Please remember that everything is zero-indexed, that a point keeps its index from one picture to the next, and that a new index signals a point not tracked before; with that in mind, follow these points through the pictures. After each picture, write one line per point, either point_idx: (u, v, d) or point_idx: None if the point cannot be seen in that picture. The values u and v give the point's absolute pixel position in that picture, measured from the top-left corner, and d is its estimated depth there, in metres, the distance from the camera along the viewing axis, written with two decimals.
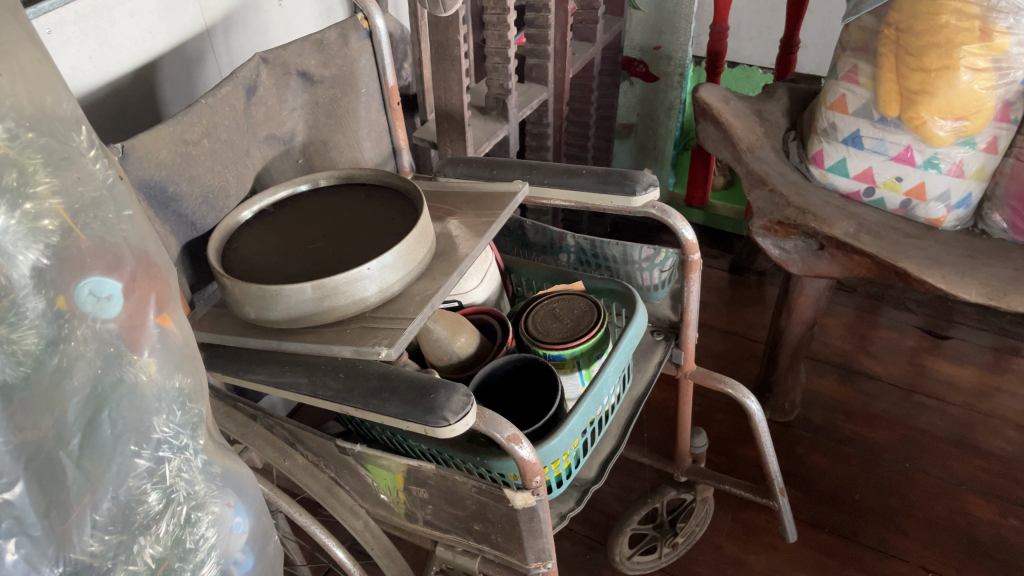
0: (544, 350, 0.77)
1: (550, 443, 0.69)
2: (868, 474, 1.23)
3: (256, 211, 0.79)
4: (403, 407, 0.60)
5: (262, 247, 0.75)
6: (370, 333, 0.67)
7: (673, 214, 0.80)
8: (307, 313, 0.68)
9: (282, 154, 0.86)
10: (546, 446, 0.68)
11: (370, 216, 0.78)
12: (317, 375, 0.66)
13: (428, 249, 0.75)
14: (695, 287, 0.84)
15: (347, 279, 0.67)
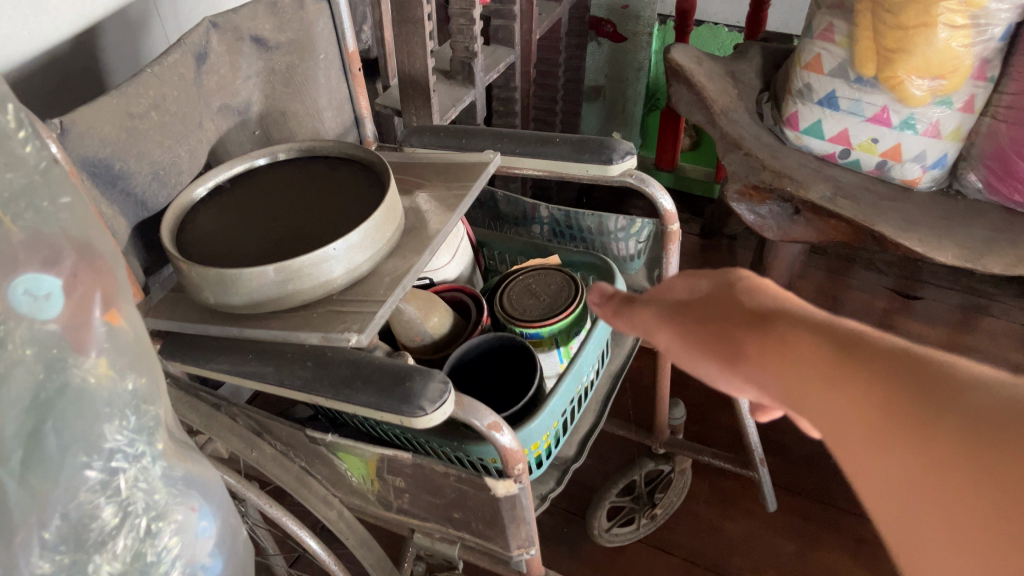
0: (520, 328, 0.74)
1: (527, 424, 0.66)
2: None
3: (211, 188, 0.74)
4: (376, 397, 0.57)
5: (219, 228, 0.71)
6: (338, 318, 0.64)
7: (652, 182, 0.77)
8: (270, 297, 0.64)
9: (237, 125, 0.81)
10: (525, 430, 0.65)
11: (332, 192, 0.74)
12: (283, 363, 0.62)
13: (396, 227, 0.72)
14: (674, 257, 0.81)
15: (312, 261, 0.64)
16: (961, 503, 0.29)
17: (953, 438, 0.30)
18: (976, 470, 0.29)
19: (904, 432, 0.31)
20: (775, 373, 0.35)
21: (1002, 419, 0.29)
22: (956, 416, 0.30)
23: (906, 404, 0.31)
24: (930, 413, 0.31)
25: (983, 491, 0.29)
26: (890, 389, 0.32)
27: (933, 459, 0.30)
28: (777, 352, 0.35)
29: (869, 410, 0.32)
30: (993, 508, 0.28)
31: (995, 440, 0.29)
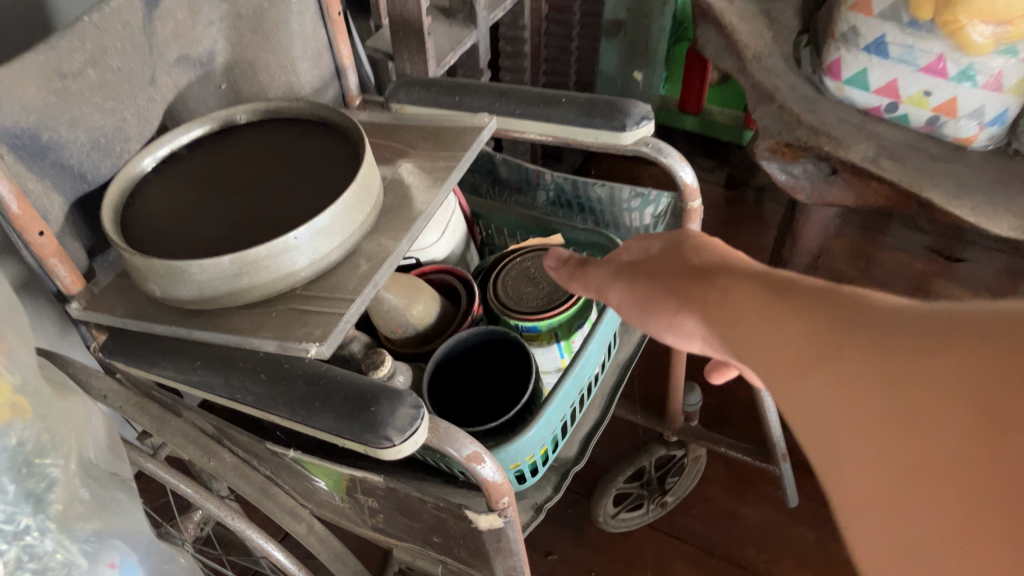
0: (516, 321, 0.66)
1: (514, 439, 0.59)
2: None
3: (159, 158, 0.65)
4: (337, 422, 0.48)
5: (170, 207, 0.62)
6: (300, 319, 0.55)
7: (669, 152, 0.67)
8: (222, 292, 0.56)
9: (198, 80, 0.71)
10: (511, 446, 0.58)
11: (299, 163, 0.65)
12: (233, 372, 0.53)
13: (373, 206, 0.62)
14: None
15: (269, 252, 0.55)
16: (862, 402, 0.32)
17: (857, 344, 0.33)
18: (874, 371, 0.31)
19: (820, 346, 0.34)
20: (723, 313, 0.41)
21: (898, 326, 0.32)
22: (860, 328, 0.33)
23: (821, 321, 0.35)
24: (840, 329, 0.34)
25: (880, 389, 0.31)
26: (807, 314, 0.36)
27: (842, 366, 0.33)
28: (726, 295, 0.42)
29: (797, 333, 0.36)
30: (888, 400, 0.31)
31: (893, 345, 0.31)
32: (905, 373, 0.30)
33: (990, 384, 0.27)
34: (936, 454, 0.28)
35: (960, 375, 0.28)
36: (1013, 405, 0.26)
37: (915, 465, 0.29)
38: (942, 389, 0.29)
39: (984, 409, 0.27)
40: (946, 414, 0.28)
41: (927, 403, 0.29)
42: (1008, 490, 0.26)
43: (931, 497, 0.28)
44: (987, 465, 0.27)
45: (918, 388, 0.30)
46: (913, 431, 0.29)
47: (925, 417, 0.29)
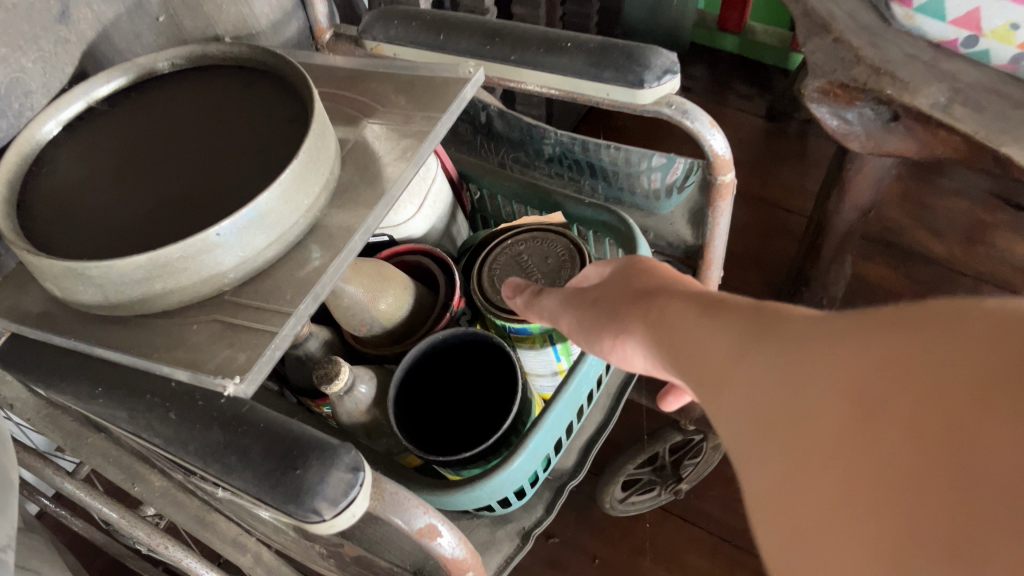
0: (502, 321, 0.55)
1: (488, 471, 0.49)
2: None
3: (65, 121, 0.54)
4: (254, 484, 0.38)
5: (79, 181, 0.51)
6: (226, 335, 0.45)
7: (697, 116, 0.54)
8: (132, 297, 0.45)
9: (128, 13, 0.59)
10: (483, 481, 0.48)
11: (236, 127, 0.53)
12: (141, 405, 0.43)
13: (326, 184, 0.51)
14: (723, 217, 0.60)
15: (184, 252, 0.44)
16: (757, 408, 0.28)
17: (756, 351, 0.30)
18: (768, 381, 0.28)
19: (724, 360, 0.31)
20: (648, 325, 0.38)
21: (796, 331, 0.29)
22: (763, 333, 0.30)
23: (729, 330, 0.32)
24: (744, 335, 0.31)
25: (771, 391, 0.28)
26: (724, 322, 0.33)
27: (743, 372, 0.30)
28: (655, 309, 0.39)
29: (713, 343, 0.33)
30: (779, 405, 0.27)
31: (787, 345, 0.29)
32: (791, 374, 0.27)
33: (867, 374, 0.25)
34: (812, 451, 0.25)
35: (838, 372, 0.26)
36: (887, 395, 0.24)
37: (819, 454, 0.25)
38: (825, 383, 0.26)
39: (860, 400, 0.24)
40: (827, 411, 0.25)
41: (810, 407, 0.26)
42: (879, 484, 0.23)
43: (805, 499, 0.25)
44: (858, 462, 0.23)
45: (807, 388, 0.26)
46: (794, 431, 0.26)
47: (808, 415, 0.26)
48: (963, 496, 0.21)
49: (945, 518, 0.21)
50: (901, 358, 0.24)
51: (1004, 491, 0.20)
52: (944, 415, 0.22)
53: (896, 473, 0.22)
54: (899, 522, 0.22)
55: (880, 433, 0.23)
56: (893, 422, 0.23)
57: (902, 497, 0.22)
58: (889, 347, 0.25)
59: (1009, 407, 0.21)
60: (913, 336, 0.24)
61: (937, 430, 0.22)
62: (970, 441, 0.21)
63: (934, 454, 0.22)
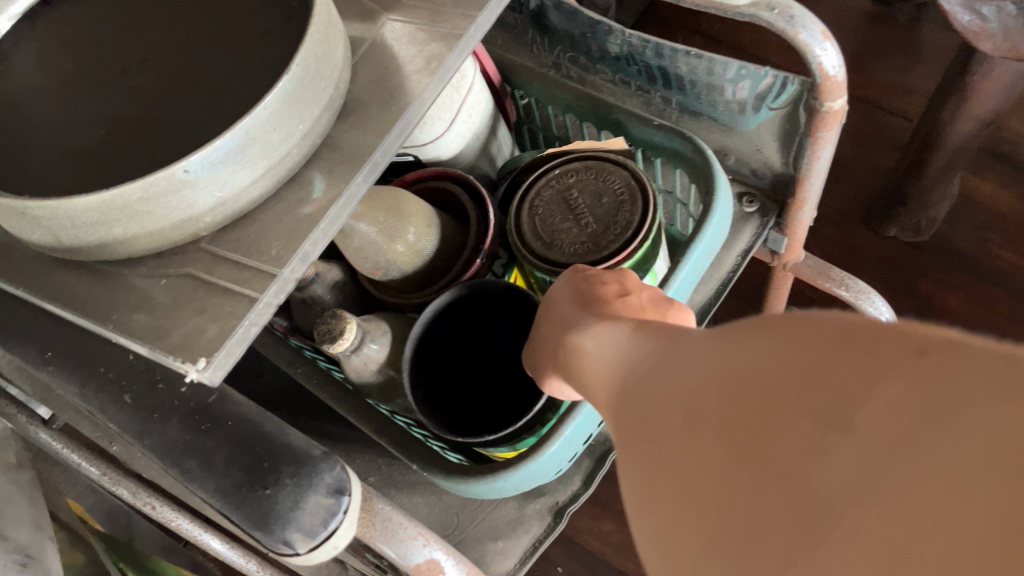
0: (543, 272, 0.46)
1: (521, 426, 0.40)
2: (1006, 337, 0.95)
3: (17, 14, 0.45)
4: (216, 495, 0.32)
5: (33, 90, 0.42)
6: (197, 296, 0.36)
7: (806, 24, 0.42)
8: (87, 242, 0.37)
9: None
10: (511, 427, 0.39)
11: (221, 23, 0.43)
12: (96, 378, 0.36)
13: (332, 101, 0.40)
14: (826, 147, 0.48)
15: (143, 192, 0.35)
16: (619, 417, 0.27)
17: (632, 355, 0.29)
18: (633, 391, 0.27)
19: (610, 367, 0.30)
20: (548, 348, 0.37)
21: (665, 340, 0.28)
22: (637, 339, 0.29)
23: (619, 332, 0.31)
24: (626, 341, 0.30)
25: (630, 399, 0.27)
26: (615, 325, 0.32)
27: (617, 380, 0.29)
28: (566, 305, 0.37)
29: (606, 349, 0.31)
30: (636, 421, 0.26)
31: (653, 353, 0.27)
32: (646, 384, 0.26)
33: (692, 382, 0.23)
34: (650, 461, 0.24)
35: (677, 377, 0.24)
36: (703, 398, 0.22)
37: (657, 474, 0.23)
38: (665, 392, 0.24)
39: (685, 406, 0.23)
40: (661, 417, 0.24)
41: (655, 420, 0.24)
42: (703, 498, 0.21)
43: (648, 510, 0.23)
44: (688, 472, 0.21)
45: (655, 401, 0.25)
46: (643, 444, 0.24)
47: (650, 423, 0.24)
48: (759, 492, 0.19)
49: (751, 518, 0.19)
50: (720, 360, 0.23)
51: (787, 481, 0.18)
52: (743, 411, 0.20)
53: (707, 474, 0.21)
54: (711, 526, 0.20)
55: (696, 439, 0.22)
56: (707, 422, 0.21)
57: (717, 509, 0.20)
58: (716, 351, 0.23)
59: (788, 400, 0.19)
60: (732, 343, 0.23)
61: (739, 427, 0.20)
62: (761, 435, 0.19)
63: (736, 452, 0.20)
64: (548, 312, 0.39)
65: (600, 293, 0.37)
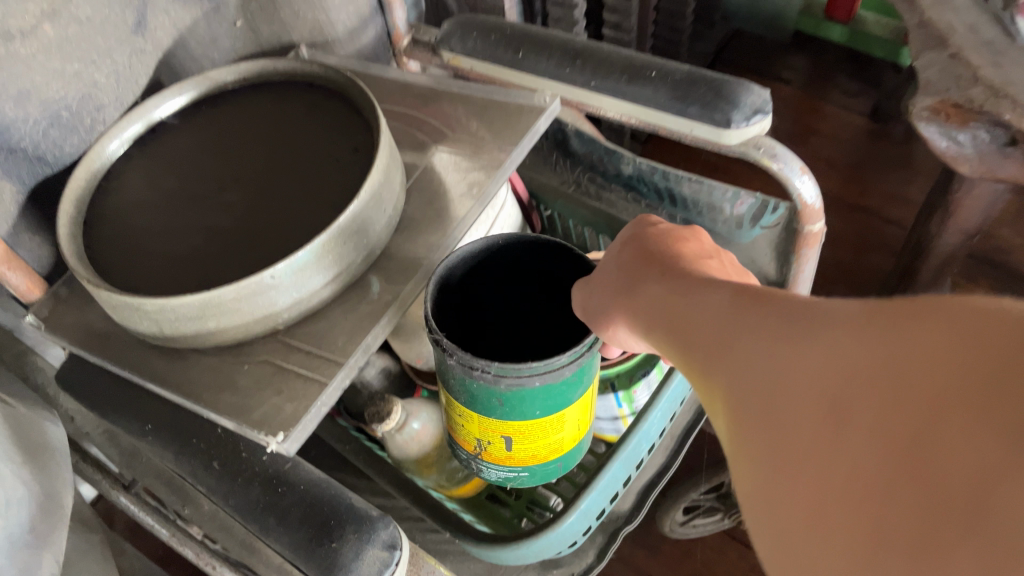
0: None
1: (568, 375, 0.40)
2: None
3: (130, 138, 0.53)
4: (288, 548, 0.38)
5: (139, 204, 0.51)
6: (274, 380, 0.44)
7: (788, 161, 0.50)
8: (185, 332, 0.45)
9: (207, 16, 0.59)
10: (564, 367, 0.39)
11: (300, 153, 0.52)
12: (186, 448, 0.43)
13: (389, 218, 0.49)
14: (808, 264, 0.56)
15: (237, 293, 0.43)
16: (747, 396, 0.28)
17: (747, 327, 0.29)
18: (759, 368, 0.28)
19: (720, 340, 0.31)
20: (632, 299, 0.38)
21: (779, 318, 0.28)
22: (746, 319, 0.30)
23: (727, 301, 0.32)
24: (732, 319, 0.31)
25: (759, 380, 0.27)
26: (714, 298, 0.33)
27: (729, 366, 0.29)
28: (660, 269, 0.38)
29: (712, 319, 0.32)
30: (767, 400, 0.27)
31: (772, 335, 0.28)
32: (779, 367, 0.27)
33: (846, 379, 0.24)
34: (796, 457, 0.24)
35: (820, 364, 0.25)
36: (863, 400, 0.23)
37: (807, 463, 0.24)
38: (806, 382, 0.25)
39: (838, 405, 0.24)
40: (806, 412, 0.25)
41: (800, 407, 0.25)
42: (864, 503, 0.22)
43: (788, 504, 0.24)
44: (845, 472, 0.23)
45: (794, 384, 0.26)
46: (783, 429, 0.25)
47: (790, 415, 0.25)
48: (936, 508, 0.20)
49: (922, 528, 0.20)
50: (876, 362, 0.23)
51: (973, 501, 0.19)
52: (915, 422, 0.21)
53: (872, 481, 0.22)
54: (875, 532, 0.21)
55: (858, 442, 0.23)
56: (870, 427, 0.22)
57: (879, 511, 0.21)
58: (867, 346, 0.24)
59: (972, 418, 0.20)
60: (887, 343, 0.23)
61: (910, 438, 0.21)
62: (938, 454, 0.20)
63: (906, 463, 0.21)
64: (624, 266, 0.40)
65: (680, 253, 0.39)
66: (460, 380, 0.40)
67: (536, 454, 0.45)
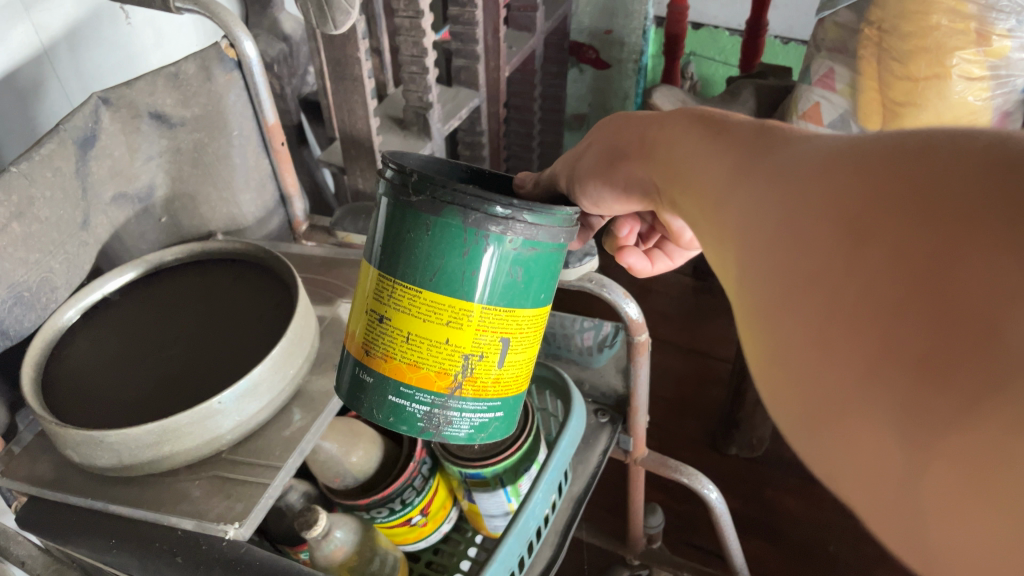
0: (460, 467, 0.65)
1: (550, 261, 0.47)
2: (828, 526, 1.22)
3: (84, 307, 0.63)
4: None
5: (88, 364, 0.59)
6: (223, 488, 0.53)
7: (613, 289, 0.65)
8: (142, 461, 0.53)
9: (137, 214, 0.72)
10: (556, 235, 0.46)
11: (227, 312, 0.63)
12: (149, 555, 0.51)
13: (307, 356, 0.61)
14: (641, 368, 0.70)
15: (192, 419, 0.52)
16: (747, 236, 0.28)
17: (748, 178, 0.30)
18: (764, 205, 0.28)
19: (719, 192, 0.31)
20: (630, 137, 0.43)
21: (792, 166, 0.28)
22: (757, 172, 0.30)
23: (723, 158, 0.32)
24: (735, 172, 0.31)
25: (757, 219, 0.28)
26: (716, 153, 0.33)
27: (737, 210, 0.29)
28: (646, 131, 0.41)
29: (713, 175, 0.32)
30: (771, 231, 0.27)
31: (774, 181, 0.28)
32: (784, 203, 0.27)
33: (855, 206, 0.23)
34: (800, 283, 0.24)
35: (828, 191, 0.25)
36: (882, 217, 0.22)
37: (814, 283, 0.24)
38: (819, 211, 0.25)
39: (853, 226, 0.23)
40: (816, 237, 0.24)
41: (807, 231, 0.25)
42: (871, 316, 0.21)
43: (792, 326, 0.24)
44: (851, 289, 0.22)
45: (799, 213, 0.26)
46: (785, 258, 0.25)
47: (799, 240, 0.25)
48: (943, 323, 0.19)
49: (928, 347, 0.19)
50: (897, 187, 0.23)
51: (986, 322, 0.18)
52: (938, 246, 0.20)
53: (880, 301, 0.21)
54: (883, 343, 0.21)
55: (868, 252, 0.22)
56: (878, 248, 0.22)
57: (885, 325, 0.21)
58: (876, 178, 0.23)
59: (996, 238, 0.19)
60: (914, 169, 0.23)
61: (923, 263, 0.20)
62: (955, 270, 0.20)
63: (917, 284, 0.20)
64: (616, 123, 0.45)
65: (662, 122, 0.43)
66: (474, 258, 0.43)
67: (515, 370, 0.49)
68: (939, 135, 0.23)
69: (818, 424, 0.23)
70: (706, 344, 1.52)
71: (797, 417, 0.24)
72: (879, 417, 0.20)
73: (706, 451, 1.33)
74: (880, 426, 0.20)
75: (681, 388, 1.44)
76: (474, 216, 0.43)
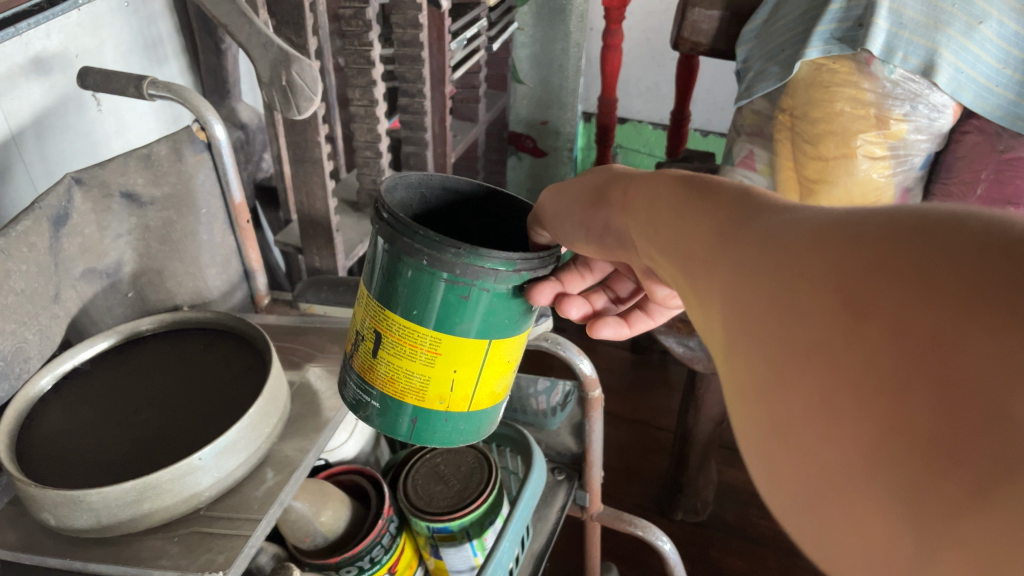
0: (426, 521, 0.67)
1: (510, 301, 0.49)
2: None
3: (59, 373, 0.64)
4: None
5: (62, 432, 0.60)
6: (206, 541, 0.55)
7: (567, 346, 0.70)
8: (120, 520, 0.53)
9: (105, 289, 0.74)
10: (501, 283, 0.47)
11: (199, 378, 0.65)
12: None
13: (282, 413, 0.64)
14: (595, 423, 0.75)
15: (173, 474, 0.53)
16: (740, 314, 0.28)
17: (741, 254, 0.30)
18: (759, 277, 0.28)
19: (712, 265, 0.32)
20: (618, 185, 0.46)
21: (787, 243, 0.27)
22: (751, 243, 0.30)
23: (714, 225, 0.34)
24: (727, 247, 0.32)
25: (749, 294, 0.28)
26: (709, 221, 0.35)
27: (734, 278, 0.29)
28: (629, 183, 0.45)
29: (709, 238, 0.34)
30: (765, 306, 0.26)
31: (766, 257, 0.28)
32: (777, 276, 0.26)
33: (847, 285, 0.23)
34: (799, 353, 0.23)
35: (818, 271, 0.24)
36: (876, 294, 0.22)
37: (808, 359, 0.23)
38: (814, 285, 0.24)
39: (852, 298, 0.22)
40: (813, 308, 0.23)
41: (800, 307, 0.24)
42: (869, 395, 0.20)
43: (781, 405, 0.23)
44: (845, 367, 0.21)
45: (790, 285, 0.25)
46: (781, 332, 0.24)
47: (797, 310, 0.24)
48: (949, 404, 0.18)
49: (936, 427, 0.18)
50: (891, 263, 0.22)
51: (992, 405, 0.17)
52: (938, 323, 0.19)
53: (881, 376, 0.20)
54: (884, 425, 0.19)
55: (869, 325, 0.21)
56: (872, 323, 0.21)
57: (883, 406, 0.20)
58: (868, 254, 0.23)
59: (997, 319, 0.18)
60: (914, 246, 0.22)
61: (929, 340, 0.19)
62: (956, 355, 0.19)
63: (922, 365, 0.19)
64: (601, 175, 0.49)
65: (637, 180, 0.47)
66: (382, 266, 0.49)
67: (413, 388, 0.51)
68: (931, 213, 0.23)
69: (814, 502, 0.21)
70: (648, 415, 1.57)
71: (788, 501, 0.22)
72: (882, 496, 0.19)
73: (654, 518, 1.37)
74: (884, 513, 0.19)
75: (626, 457, 1.48)
76: (425, 259, 0.46)
